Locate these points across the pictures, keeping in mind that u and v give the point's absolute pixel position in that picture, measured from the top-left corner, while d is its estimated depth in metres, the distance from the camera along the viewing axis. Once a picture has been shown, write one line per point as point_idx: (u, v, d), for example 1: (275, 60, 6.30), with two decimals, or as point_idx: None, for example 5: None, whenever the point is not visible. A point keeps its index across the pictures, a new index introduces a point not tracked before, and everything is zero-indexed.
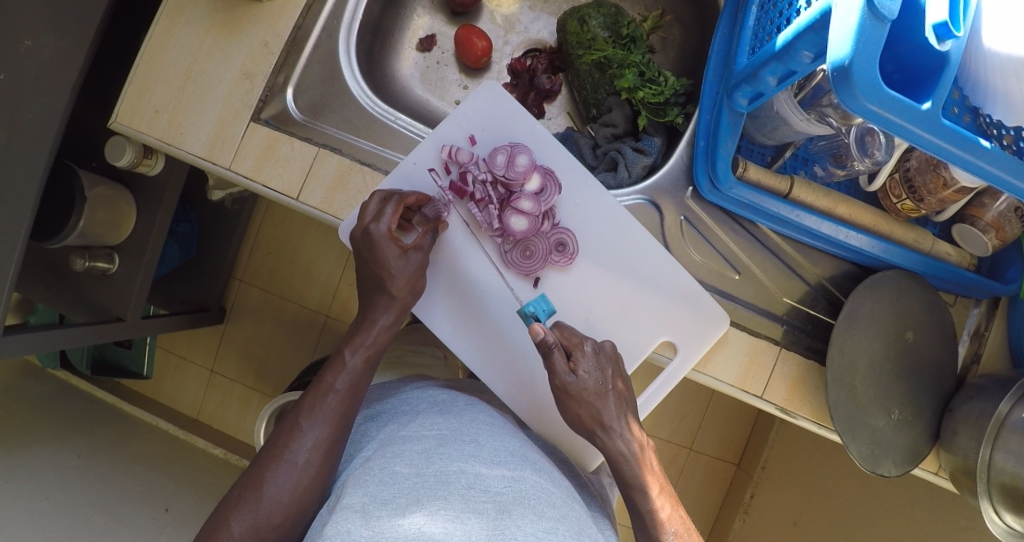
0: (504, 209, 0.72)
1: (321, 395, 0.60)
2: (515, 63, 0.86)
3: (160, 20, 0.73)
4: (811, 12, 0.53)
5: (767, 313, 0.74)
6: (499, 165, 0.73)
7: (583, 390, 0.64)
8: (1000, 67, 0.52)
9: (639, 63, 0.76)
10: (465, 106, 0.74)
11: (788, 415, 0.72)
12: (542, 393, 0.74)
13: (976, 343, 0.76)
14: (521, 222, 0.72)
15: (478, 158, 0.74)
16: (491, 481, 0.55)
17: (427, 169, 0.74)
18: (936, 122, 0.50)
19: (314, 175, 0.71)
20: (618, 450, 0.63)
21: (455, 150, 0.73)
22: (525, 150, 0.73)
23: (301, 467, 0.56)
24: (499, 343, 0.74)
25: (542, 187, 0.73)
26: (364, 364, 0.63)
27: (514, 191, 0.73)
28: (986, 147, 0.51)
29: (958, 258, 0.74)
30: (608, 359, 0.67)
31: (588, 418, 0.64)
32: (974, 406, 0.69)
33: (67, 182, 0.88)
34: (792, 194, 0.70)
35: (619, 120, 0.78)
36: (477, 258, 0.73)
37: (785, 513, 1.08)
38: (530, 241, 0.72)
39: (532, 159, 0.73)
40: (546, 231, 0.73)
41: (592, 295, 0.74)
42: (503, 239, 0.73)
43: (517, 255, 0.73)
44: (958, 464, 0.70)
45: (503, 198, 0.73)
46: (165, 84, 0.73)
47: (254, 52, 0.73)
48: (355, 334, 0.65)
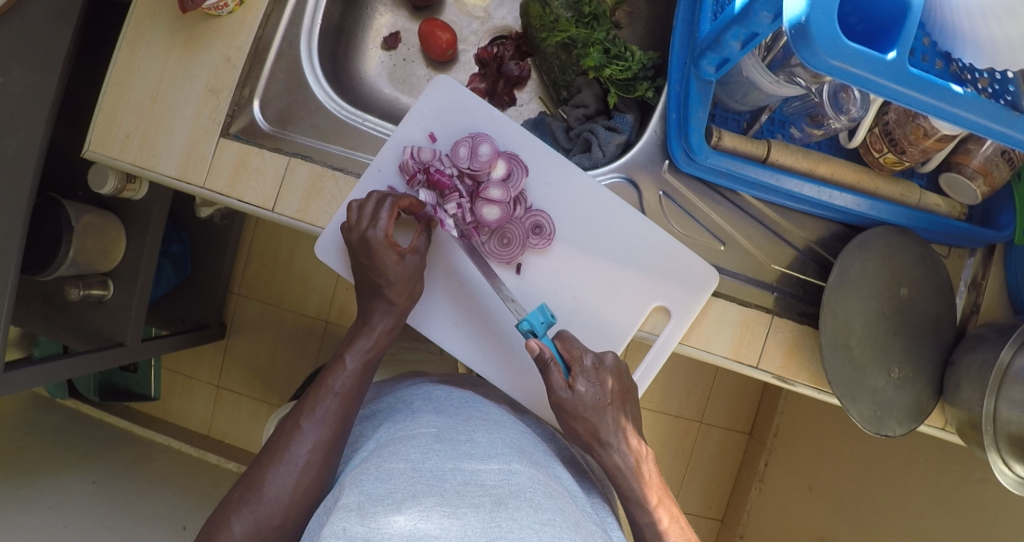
0: (474, 201, 0.71)
1: (321, 398, 0.60)
2: (481, 52, 0.82)
3: (123, 45, 0.74)
4: None
5: (757, 282, 0.74)
6: (462, 157, 0.72)
7: (580, 406, 0.64)
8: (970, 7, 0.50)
9: (603, 39, 0.72)
10: (421, 105, 0.74)
11: (785, 382, 0.72)
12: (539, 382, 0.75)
13: (974, 293, 0.75)
14: (494, 212, 0.71)
15: (441, 154, 0.73)
16: (486, 476, 0.56)
17: (391, 175, 0.73)
18: (903, 71, 0.48)
19: (289, 184, 0.71)
20: (615, 464, 0.62)
21: (416, 150, 0.72)
22: (486, 139, 0.72)
23: (301, 470, 0.56)
24: (487, 335, 0.74)
25: (508, 172, 0.72)
26: (363, 366, 0.64)
27: (481, 181, 0.72)
28: (957, 91, 0.49)
29: (949, 208, 0.72)
30: (608, 373, 0.66)
31: (585, 433, 0.64)
32: (976, 357, 0.69)
33: (53, 213, 0.89)
34: (770, 159, 0.68)
35: (589, 101, 0.75)
36: (456, 256, 0.73)
37: (801, 479, 1.08)
38: (506, 229, 0.72)
39: (494, 147, 0.72)
40: (519, 216, 0.72)
41: (576, 275, 0.73)
42: (477, 231, 0.72)
43: (494, 244, 0.72)
44: (964, 418, 0.70)
45: (472, 191, 0.72)
46: (133, 109, 0.73)
47: (217, 67, 0.73)
48: (355, 338, 0.66)
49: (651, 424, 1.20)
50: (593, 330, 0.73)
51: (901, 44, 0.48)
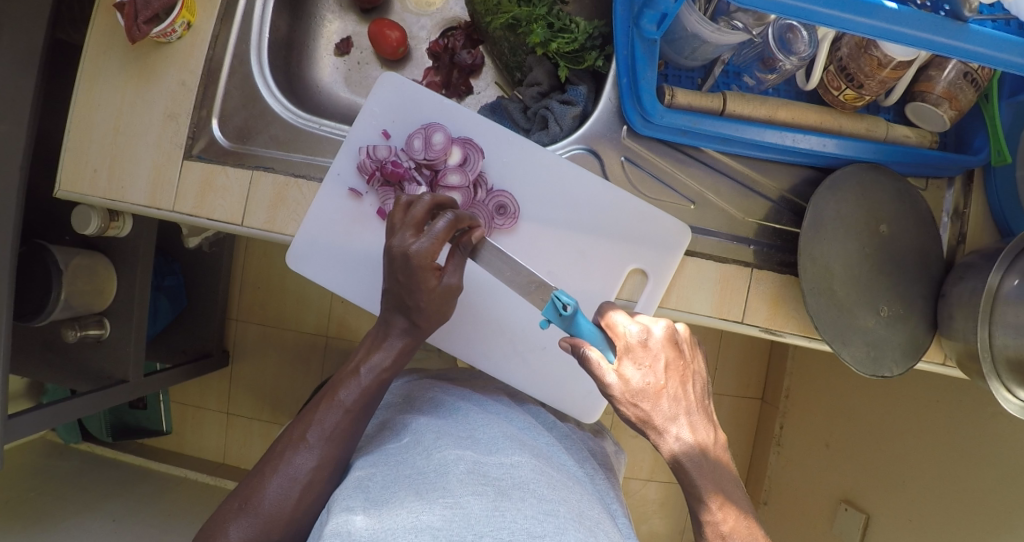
0: (435, 190, 0.73)
1: (328, 410, 0.59)
2: (433, 45, 0.83)
3: (81, 83, 0.76)
4: None
5: (733, 237, 0.73)
6: (417, 149, 0.73)
7: (629, 393, 0.52)
8: None
9: (546, 14, 0.71)
10: (371, 104, 0.74)
11: (774, 334, 0.71)
12: (528, 362, 0.75)
13: (958, 223, 0.74)
14: (455, 198, 0.72)
15: (396, 150, 0.74)
16: (490, 467, 0.56)
17: (349, 175, 0.73)
18: None
19: (254, 197, 0.72)
20: (675, 456, 0.52)
21: (372, 149, 0.73)
22: (439, 127, 0.73)
23: (298, 485, 0.56)
24: (472, 323, 0.74)
25: (464, 157, 0.73)
26: (377, 381, 0.62)
27: (439, 169, 0.73)
28: (890, 7, 0.48)
29: (919, 139, 0.70)
30: (666, 349, 0.53)
31: (637, 420, 0.53)
32: (966, 285, 0.68)
33: (40, 258, 0.91)
34: (727, 111, 0.68)
35: (542, 78, 0.75)
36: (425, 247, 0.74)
37: (817, 437, 1.06)
38: (470, 213, 0.72)
39: (448, 134, 0.73)
40: (482, 199, 0.72)
41: (549, 250, 0.72)
42: None
43: None
44: (962, 350, 0.68)
45: (431, 180, 0.73)
46: (97, 143, 0.75)
47: (174, 92, 0.74)
48: (369, 351, 0.63)
49: None
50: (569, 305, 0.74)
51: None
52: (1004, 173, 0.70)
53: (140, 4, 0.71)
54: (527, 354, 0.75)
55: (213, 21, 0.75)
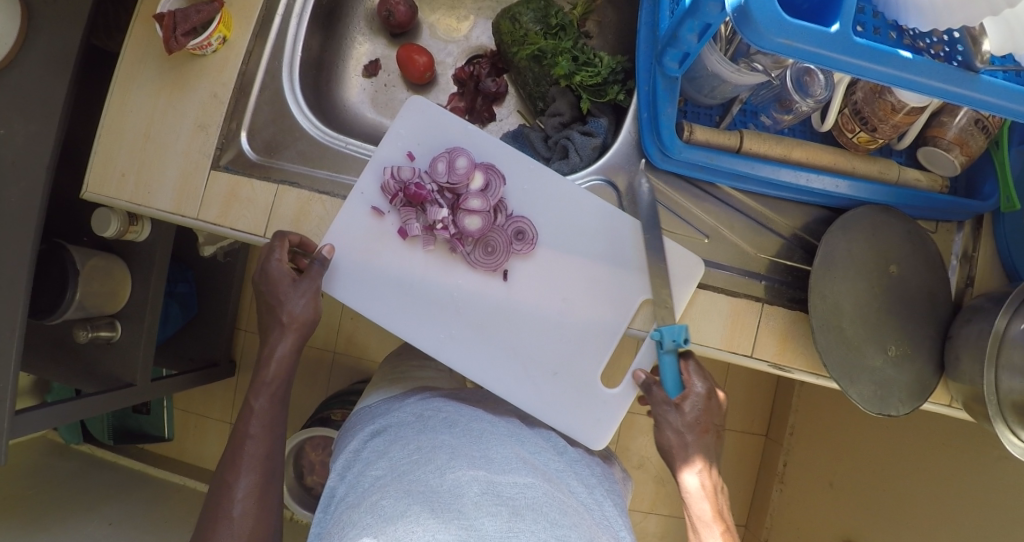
0: (456, 213, 0.73)
1: (239, 445, 0.66)
2: (459, 72, 0.85)
3: (115, 89, 0.78)
4: None
5: (745, 272, 0.74)
6: (441, 172, 0.74)
7: (676, 426, 0.67)
8: None
9: (571, 48, 0.74)
10: (398, 126, 0.76)
11: (782, 370, 0.73)
12: (539, 392, 0.75)
13: (966, 266, 0.76)
14: (475, 222, 0.73)
15: (420, 172, 0.75)
16: (503, 488, 0.57)
17: (371, 195, 0.75)
18: (849, 42, 0.49)
19: (279, 211, 0.74)
20: (688, 481, 0.67)
21: (397, 170, 0.74)
22: (463, 152, 0.74)
23: (238, 520, 0.62)
24: (485, 351, 0.74)
25: (486, 183, 0.74)
26: (271, 404, 0.69)
27: (461, 194, 0.74)
28: (906, 56, 0.50)
29: (929, 182, 0.73)
30: (712, 405, 0.68)
31: (673, 445, 0.68)
32: (974, 327, 0.69)
33: (58, 257, 0.93)
34: (743, 148, 0.69)
35: (564, 108, 0.77)
36: (442, 268, 0.74)
37: (820, 475, 1.06)
38: (489, 237, 0.74)
39: (471, 159, 0.74)
40: (501, 224, 0.74)
41: (559, 278, 0.75)
42: (461, 241, 0.74)
43: (480, 253, 0.74)
44: (969, 392, 0.69)
45: (453, 203, 0.74)
46: (127, 148, 0.77)
47: (205, 103, 0.76)
48: (259, 373, 0.70)
49: None
50: (577, 331, 0.75)
51: (842, 15, 0.49)
52: (1013, 219, 0.72)
53: (179, 17, 0.73)
54: (539, 381, 0.75)
55: (247, 39, 0.77)
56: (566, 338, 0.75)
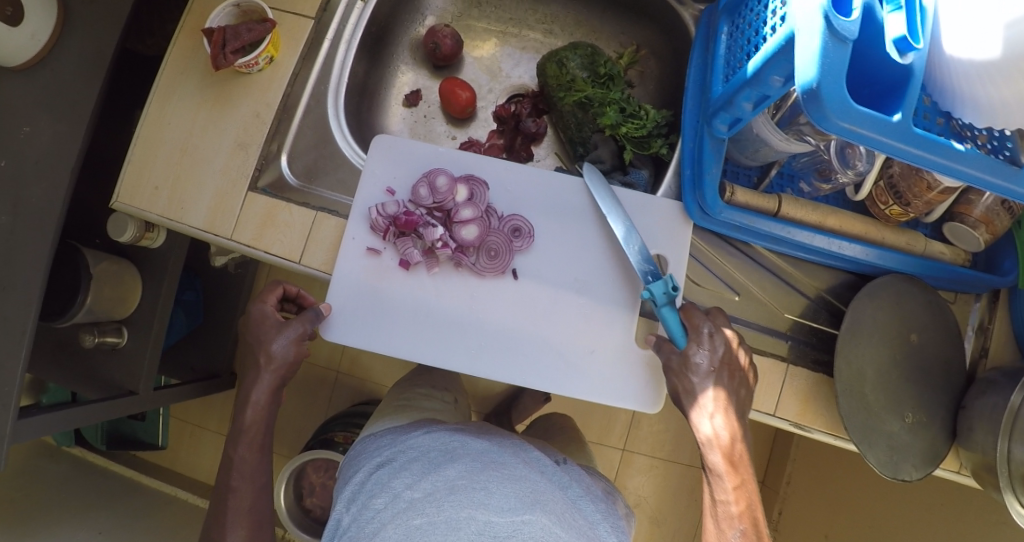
0: (450, 227, 0.71)
1: (223, 499, 0.67)
2: (500, 109, 0.85)
3: (153, 101, 0.77)
4: (776, 38, 0.55)
5: (771, 330, 0.76)
6: (424, 197, 0.72)
7: (692, 373, 0.64)
8: (966, 74, 0.51)
9: (619, 99, 0.76)
10: (371, 166, 0.74)
11: (802, 429, 0.75)
12: (577, 369, 0.71)
13: (981, 337, 0.78)
14: (471, 230, 0.70)
15: (404, 204, 0.73)
16: (500, 528, 0.58)
17: (362, 239, 0.72)
18: (908, 131, 0.51)
19: (315, 238, 0.73)
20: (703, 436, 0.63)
21: (381, 207, 0.72)
22: (441, 170, 0.72)
23: None
24: (520, 327, 0.71)
25: (472, 193, 0.72)
26: (256, 451, 0.68)
27: (450, 210, 0.72)
28: (959, 149, 0.52)
29: (952, 255, 0.75)
30: (722, 339, 0.64)
31: (683, 394, 0.65)
32: (987, 400, 0.71)
33: (71, 260, 0.91)
34: (781, 212, 0.71)
35: (606, 157, 0.78)
36: (450, 290, 0.71)
37: (817, 527, 1.07)
38: (488, 241, 0.71)
39: (450, 175, 0.72)
40: (497, 226, 0.72)
41: (586, 321, 0.71)
42: (461, 254, 0.71)
43: (483, 261, 0.70)
44: (978, 460, 0.71)
45: (445, 221, 0.72)
46: (163, 162, 0.76)
47: (247, 122, 0.76)
48: (239, 420, 0.68)
49: (662, 473, 1.20)
50: (605, 319, 0.72)
51: (905, 106, 0.50)
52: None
53: (229, 34, 0.73)
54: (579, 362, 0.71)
55: (295, 59, 0.77)
56: (595, 322, 0.71)
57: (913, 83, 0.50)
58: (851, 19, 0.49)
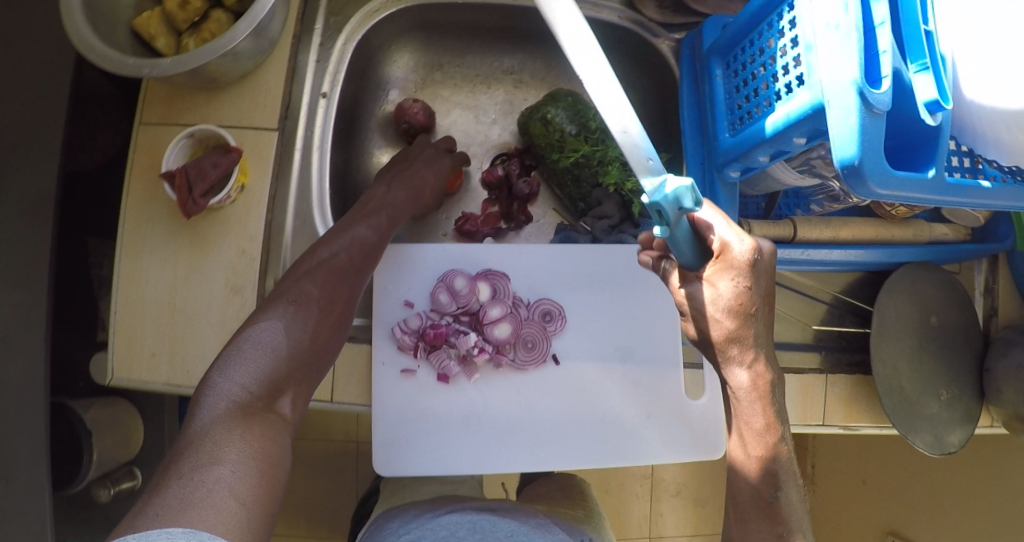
0: (483, 330, 0.69)
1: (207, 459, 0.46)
2: (488, 176, 0.80)
3: (122, 259, 0.70)
4: (798, 103, 0.55)
5: (804, 347, 0.79)
6: (447, 303, 0.69)
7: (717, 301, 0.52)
8: (992, 117, 0.54)
9: (618, 153, 0.73)
10: (382, 281, 0.70)
11: (852, 429, 0.77)
12: (635, 434, 0.71)
13: (989, 297, 0.83)
14: (505, 328, 0.69)
15: (427, 316, 0.70)
16: None
17: (392, 360, 0.68)
18: (942, 184, 0.53)
19: (340, 372, 0.67)
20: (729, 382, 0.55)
21: (404, 325, 0.68)
22: (456, 272, 0.70)
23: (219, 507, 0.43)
24: (574, 408, 0.70)
25: (494, 288, 0.70)
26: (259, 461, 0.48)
27: (476, 311, 0.70)
28: (986, 187, 0.55)
29: (954, 234, 0.78)
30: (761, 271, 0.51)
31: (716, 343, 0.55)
32: (1011, 360, 0.76)
33: (64, 419, 0.84)
34: (797, 237, 0.72)
35: (612, 211, 0.75)
36: (495, 393, 0.69)
37: (851, 475, 1.15)
38: (522, 335, 0.69)
39: (467, 275, 0.70)
40: (526, 315, 0.70)
41: (627, 389, 0.71)
42: (497, 354, 0.69)
43: (521, 354, 0.69)
44: (1011, 415, 0.76)
45: (474, 324, 0.70)
46: (153, 324, 0.69)
47: (233, 262, 0.69)
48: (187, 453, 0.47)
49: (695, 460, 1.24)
50: (651, 382, 0.72)
51: (937, 161, 0.53)
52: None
53: (194, 175, 0.66)
54: (638, 433, 0.71)
55: (268, 180, 0.70)
56: (641, 387, 0.71)
57: (941, 141, 0.53)
58: (882, 89, 0.50)
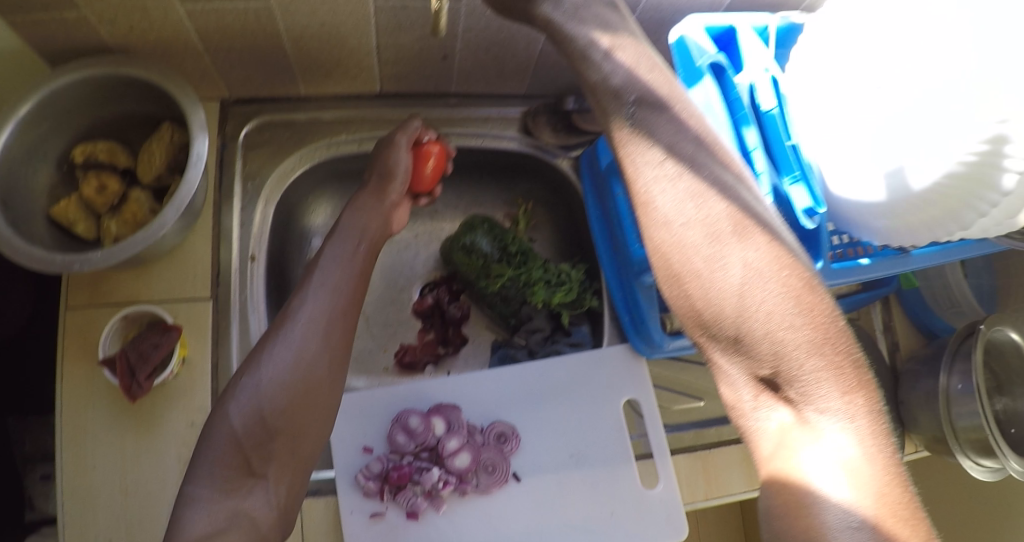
0: (443, 463, 0.72)
1: None
2: (419, 306, 0.87)
3: (63, 451, 0.66)
4: None
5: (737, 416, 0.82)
6: (405, 443, 0.72)
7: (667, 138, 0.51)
8: (869, 206, 0.58)
9: (541, 273, 0.82)
10: (337, 432, 0.73)
11: None
12: (603, 535, 0.74)
13: (890, 335, 0.92)
14: (464, 457, 0.72)
15: (387, 458, 0.72)
16: None
17: (360, 508, 0.69)
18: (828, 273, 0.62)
19: (309, 529, 0.68)
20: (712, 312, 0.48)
21: (366, 471, 0.70)
22: (410, 411, 0.73)
23: None
24: (543, 520, 0.73)
25: (448, 421, 0.74)
26: None
27: (435, 446, 0.73)
28: (866, 264, 0.64)
29: (848, 288, 0.88)
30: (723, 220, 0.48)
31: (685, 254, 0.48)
32: (919, 390, 0.84)
33: None
34: None
35: (543, 324, 0.83)
36: (463, 523, 0.71)
37: None
38: (482, 460, 0.73)
39: (420, 412, 0.74)
40: (482, 441, 0.74)
41: (584, 494, 0.74)
42: (461, 483, 0.72)
43: (483, 479, 0.72)
44: (930, 438, 0.83)
45: (435, 458, 0.73)
46: (106, 513, 0.66)
47: (185, 436, 0.68)
48: None
49: None
50: (607, 481, 0.76)
51: (822, 255, 0.61)
52: (912, 292, 0.91)
53: (134, 358, 0.65)
54: (604, 532, 0.74)
55: (209, 351, 0.71)
56: (600, 488, 0.75)
57: (822, 237, 0.61)
58: None
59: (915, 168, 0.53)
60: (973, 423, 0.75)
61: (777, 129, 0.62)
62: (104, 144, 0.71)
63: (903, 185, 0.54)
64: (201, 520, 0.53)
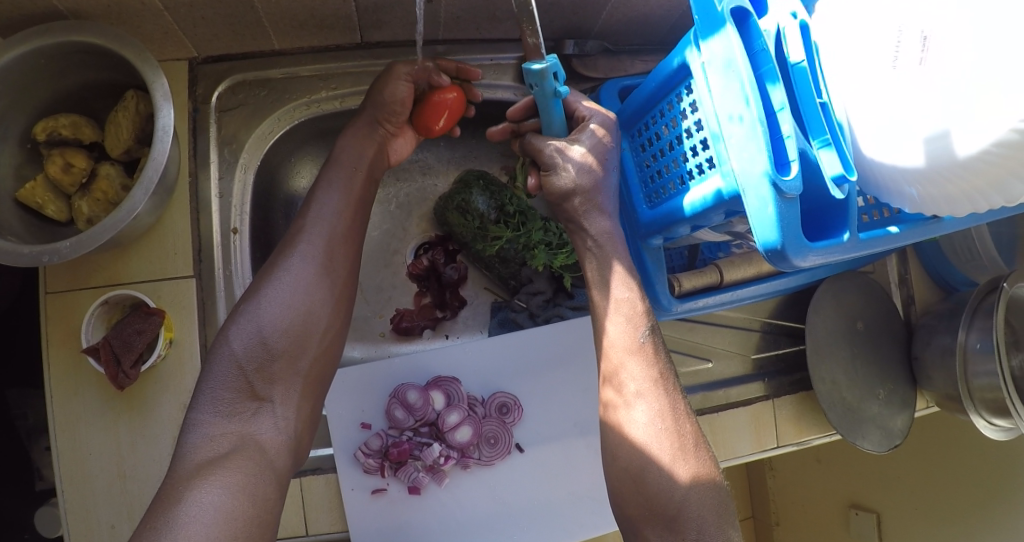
0: (444, 438, 0.71)
1: None
2: (413, 268, 0.81)
3: (57, 434, 0.65)
4: (712, 188, 0.59)
5: (746, 379, 0.82)
6: (404, 419, 0.71)
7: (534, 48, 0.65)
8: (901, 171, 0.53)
9: (540, 236, 0.76)
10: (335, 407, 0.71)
11: (803, 443, 0.82)
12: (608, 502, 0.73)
13: (906, 287, 0.88)
14: (465, 431, 0.71)
15: (387, 435, 0.71)
16: None
17: (363, 485, 0.69)
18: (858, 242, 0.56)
19: (312, 505, 0.67)
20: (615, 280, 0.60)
21: (366, 448, 0.69)
22: (407, 386, 0.72)
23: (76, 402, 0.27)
24: (546, 490, 0.72)
25: (447, 394, 0.72)
26: None
27: (435, 421, 0.71)
28: (897, 232, 0.58)
29: None
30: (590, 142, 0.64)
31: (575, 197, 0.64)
32: (935, 346, 0.80)
33: None
34: (725, 281, 0.74)
35: (544, 286, 0.79)
36: (467, 494, 0.71)
37: (803, 451, 1.14)
38: (483, 433, 0.71)
39: (418, 386, 0.72)
40: (483, 413, 0.72)
41: (589, 461, 0.73)
42: (462, 457, 0.71)
43: (485, 451, 0.71)
44: (942, 397, 0.80)
45: (435, 433, 0.72)
46: (104, 495, 0.65)
47: (177, 419, 0.66)
48: None
49: None
50: None
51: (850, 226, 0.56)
52: (929, 245, 0.86)
53: (117, 346, 0.63)
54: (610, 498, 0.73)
55: (196, 330, 0.68)
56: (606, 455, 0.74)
57: (851, 207, 0.56)
58: (791, 175, 0.51)
59: (957, 133, 0.47)
60: (990, 382, 0.71)
61: (808, 85, 0.56)
62: (66, 118, 0.66)
63: (945, 151, 0.49)
64: (204, 443, 0.52)
